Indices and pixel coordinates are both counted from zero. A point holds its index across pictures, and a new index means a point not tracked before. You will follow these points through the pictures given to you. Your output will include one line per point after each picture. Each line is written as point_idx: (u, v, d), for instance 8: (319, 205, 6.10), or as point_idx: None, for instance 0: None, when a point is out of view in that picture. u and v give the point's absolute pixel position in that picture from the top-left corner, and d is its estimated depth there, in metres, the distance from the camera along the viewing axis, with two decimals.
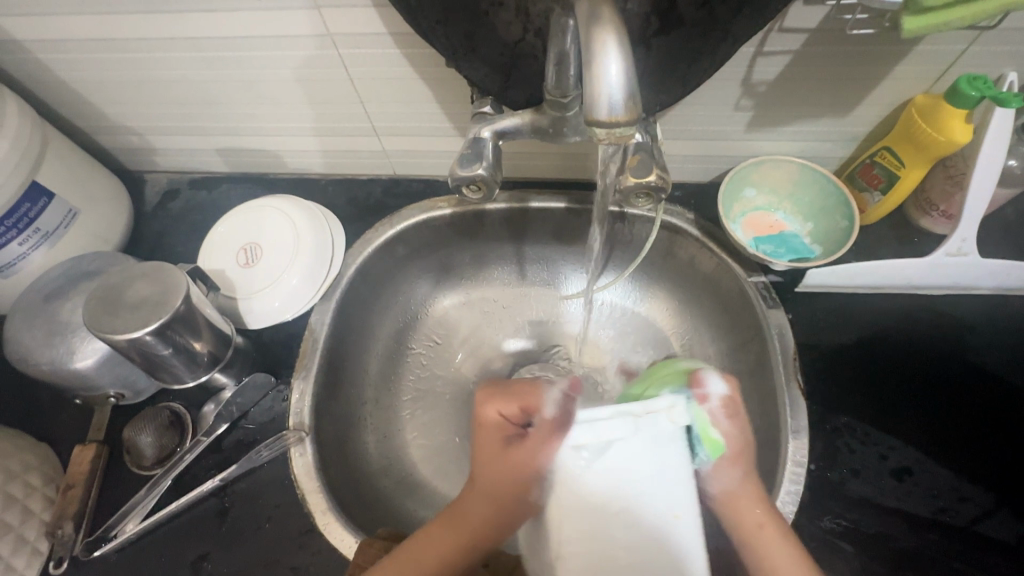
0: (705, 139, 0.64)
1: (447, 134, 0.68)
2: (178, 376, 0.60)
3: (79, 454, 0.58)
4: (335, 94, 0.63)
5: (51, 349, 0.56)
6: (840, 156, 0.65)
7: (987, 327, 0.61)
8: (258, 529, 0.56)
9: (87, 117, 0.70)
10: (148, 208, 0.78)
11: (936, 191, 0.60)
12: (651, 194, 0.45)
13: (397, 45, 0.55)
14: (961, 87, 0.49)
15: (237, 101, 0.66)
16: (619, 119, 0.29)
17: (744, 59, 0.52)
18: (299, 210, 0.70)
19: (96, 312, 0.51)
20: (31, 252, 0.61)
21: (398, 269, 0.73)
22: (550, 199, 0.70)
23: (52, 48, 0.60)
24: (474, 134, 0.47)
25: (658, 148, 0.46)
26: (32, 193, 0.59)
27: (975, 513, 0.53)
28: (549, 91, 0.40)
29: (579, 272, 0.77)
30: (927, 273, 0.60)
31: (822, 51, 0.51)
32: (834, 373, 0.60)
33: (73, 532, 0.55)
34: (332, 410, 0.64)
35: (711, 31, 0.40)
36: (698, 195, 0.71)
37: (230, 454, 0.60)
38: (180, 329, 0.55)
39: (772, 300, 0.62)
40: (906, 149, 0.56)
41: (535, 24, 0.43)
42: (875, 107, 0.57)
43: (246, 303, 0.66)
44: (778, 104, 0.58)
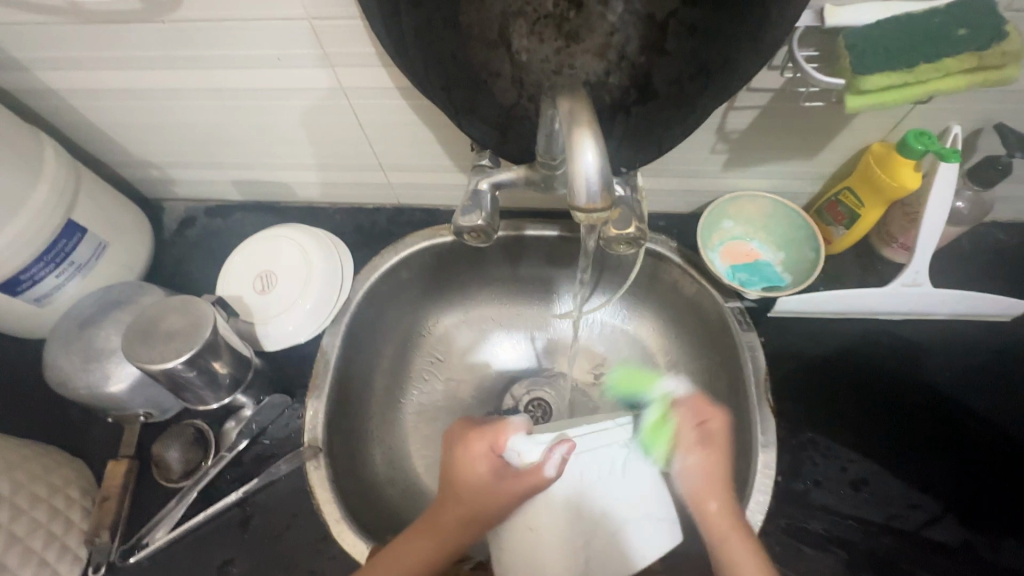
0: (685, 177, 0.69)
1: (448, 170, 0.74)
2: (202, 397, 0.66)
3: (112, 469, 0.64)
4: (345, 136, 0.69)
5: (88, 374, 0.62)
6: (809, 191, 0.71)
7: (940, 349, 0.67)
8: (279, 536, 0.62)
9: (111, 152, 0.75)
10: (167, 235, 0.83)
11: (894, 226, 0.66)
12: (631, 242, 0.51)
13: (403, 97, 0.61)
14: (910, 141, 0.55)
15: (253, 140, 0.71)
16: (596, 205, 0.35)
17: (718, 113, 0.58)
18: (310, 239, 0.75)
19: (134, 342, 0.57)
20: (66, 283, 0.67)
21: (402, 292, 0.79)
22: (543, 229, 0.75)
23: (83, 96, 0.65)
24: (474, 187, 0.53)
25: (638, 200, 0.52)
26: (68, 229, 0.64)
27: (924, 519, 0.59)
28: (540, 154, 0.46)
29: (571, 293, 0.82)
30: (886, 301, 0.66)
31: (787, 106, 0.56)
32: (802, 391, 0.66)
33: (109, 541, 0.60)
34: (344, 425, 0.69)
35: (682, 104, 0.46)
36: (680, 225, 0.76)
37: (251, 467, 0.66)
38: (207, 356, 0.60)
39: (746, 324, 0.67)
40: (866, 191, 0.62)
41: (529, 91, 0.48)
42: (837, 151, 0.63)
43: (263, 328, 0.71)
44: (750, 149, 0.63)
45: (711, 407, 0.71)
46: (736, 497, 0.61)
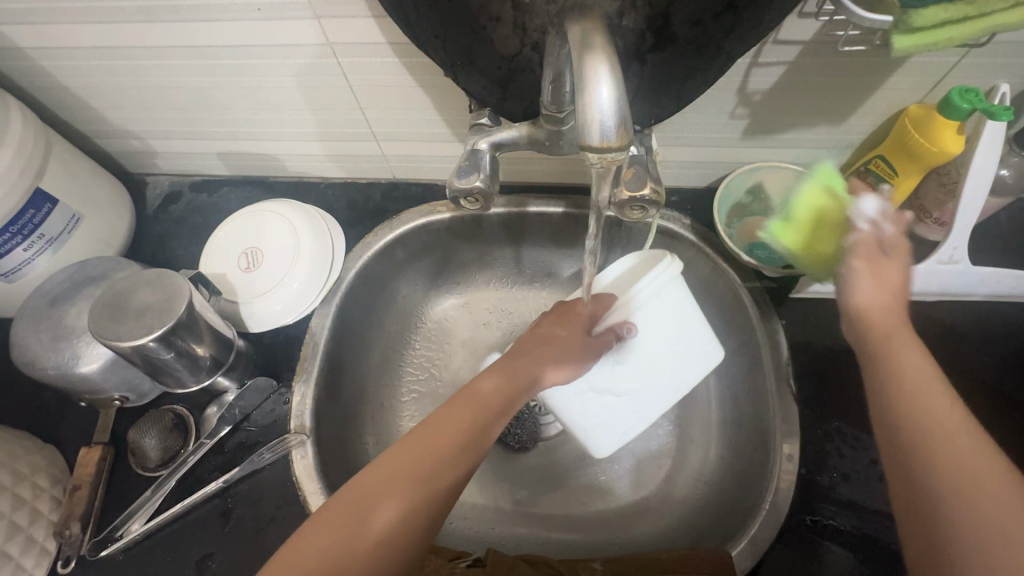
0: (702, 146, 0.64)
1: (447, 140, 0.69)
2: (182, 380, 0.61)
3: (85, 456, 0.60)
4: (334, 101, 0.64)
5: (57, 353, 0.57)
6: (836, 163, 0.66)
7: (976, 333, 0.62)
8: (262, 530, 0.58)
9: (87, 121, 0.71)
10: (150, 212, 0.79)
11: (929, 199, 0.61)
12: (646, 207, 0.45)
13: (396, 54, 0.56)
14: (953, 99, 0.50)
15: (238, 107, 0.66)
16: (611, 144, 0.31)
17: (740, 70, 0.53)
18: (299, 214, 0.71)
19: (101, 319, 0.52)
20: (36, 257, 0.62)
21: (399, 270, 0.74)
22: (548, 204, 0.70)
23: (54, 55, 0.60)
24: (472, 146, 0.48)
25: (653, 161, 0.47)
26: (37, 199, 0.60)
27: None
28: (545, 106, 0.41)
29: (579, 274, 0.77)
30: (919, 281, 0.61)
31: (816, 62, 0.51)
32: (827, 377, 0.61)
33: (81, 532, 0.56)
34: (336, 412, 0.65)
35: (704, 48, 0.40)
36: (694, 200, 0.71)
37: (233, 456, 0.61)
38: (184, 334, 0.56)
39: (765, 305, 0.62)
40: (900, 159, 0.57)
41: (532, 39, 0.42)
42: (870, 115, 0.57)
43: (247, 307, 0.66)
44: (773, 113, 0.58)
45: (727, 395, 0.66)
46: (757, 490, 0.57)
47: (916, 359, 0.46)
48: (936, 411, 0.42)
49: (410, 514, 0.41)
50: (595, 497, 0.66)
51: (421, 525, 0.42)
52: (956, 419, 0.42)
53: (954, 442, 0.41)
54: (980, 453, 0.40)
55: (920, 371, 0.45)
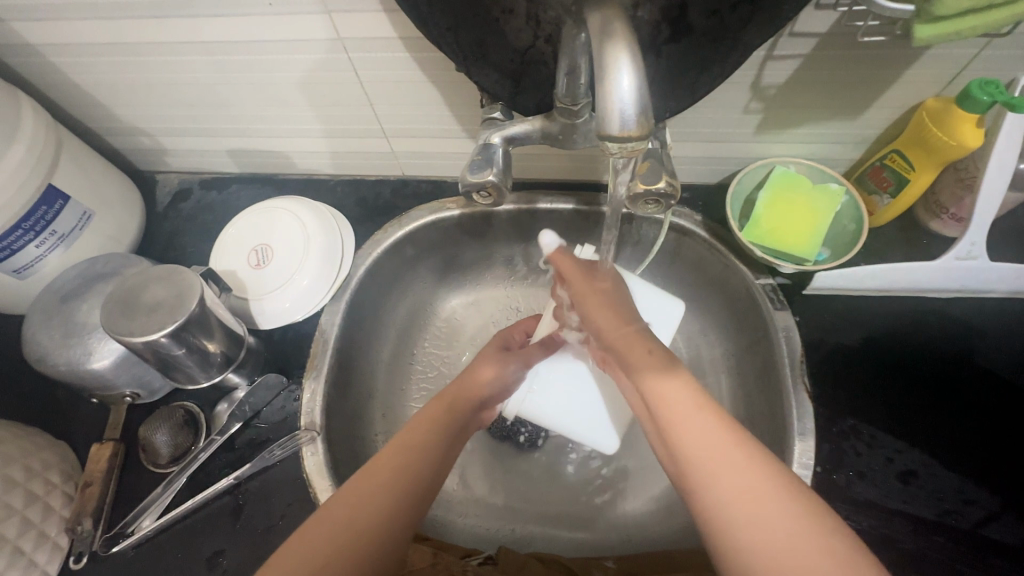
0: (714, 141, 0.63)
1: (456, 137, 0.68)
2: (192, 376, 0.61)
3: (97, 452, 0.60)
4: (344, 97, 0.64)
5: (69, 350, 0.58)
6: (850, 159, 0.65)
7: (995, 330, 0.61)
8: (272, 527, 0.57)
9: (99, 118, 0.71)
10: (160, 209, 0.79)
11: (945, 194, 0.60)
12: (660, 201, 0.45)
13: (407, 49, 0.55)
14: (972, 92, 0.49)
15: (248, 104, 0.66)
16: (631, 133, 0.31)
17: (754, 64, 0.52)
18: (309, 211, 0.70)
19: (113, 314, 0.52)
20: (48, 254, 0.63)
21: (408, 267, 0.73)
22: (558, 201, 0.69)
23: (66, 52, 0.60)
24: (484, 141, 0.48)
25: (667, 155, 0.47)
26: (49, 196, 0.60)
27: (980, 516, 0.53)
28: (560, 98, 0.41)
29: None
30: (936, 277, 0.60)
31: (832, 54, 0.51)
32: (841, 374, 0.60)
33: (92, 528, 0.56)
34: (346, 409, 0.64)
35: (721, 39, 0.40)
36: (706, 196, 0.71)
37: (243, 453, 0.61)
38: (195, 330, 0.56)
39: (779, 302, 0.61)
40: (916, 153, 0.56)
41: (546, 31, 0.42)
42: (886, 109, 0.57)
43: (257, 304, 0.66)
44: (787, 108, 0.57)
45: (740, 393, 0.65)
46: None
47: (699, 416, 0.41)
48: (728, 473, 0.37)
49: (394, 509, 0.41)
50: (605, 496, 0.66)
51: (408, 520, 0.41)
52: (757, 476, 0.37)
53: (756, 512, 0.35)
54: (789, 521, 0.34)
55: (713, 427, 0.40)
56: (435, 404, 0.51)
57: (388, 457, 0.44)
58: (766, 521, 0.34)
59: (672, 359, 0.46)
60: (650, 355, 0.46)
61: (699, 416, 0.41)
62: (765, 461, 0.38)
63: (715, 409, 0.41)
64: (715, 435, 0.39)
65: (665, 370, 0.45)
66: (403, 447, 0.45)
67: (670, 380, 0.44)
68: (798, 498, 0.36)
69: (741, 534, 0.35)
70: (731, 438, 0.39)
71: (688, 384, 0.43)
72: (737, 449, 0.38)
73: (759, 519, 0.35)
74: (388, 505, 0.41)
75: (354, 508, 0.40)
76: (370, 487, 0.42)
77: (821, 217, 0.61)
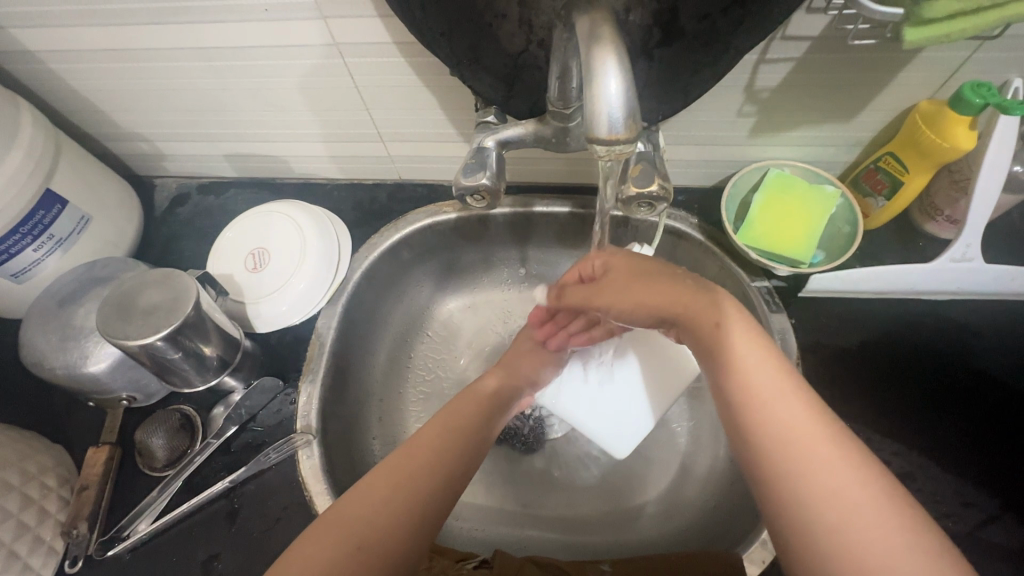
0: (708, 145, 0.63)
1: (453, 141, 0.69)
2: (188, 380, 0.61)
3: (93, 455, 0.60)
4: (340, 102, 0.64)
5: (66, 353, 0.58)
6: (845, 161, 0.65)
7: (992, 332, 0.61)
8: (268, 530, 0.57)
9: (97, 123, 0.72)
10: (158, 214, 0.79)
11: (940, 196, 0.60)
12: (653, 204, 0.45)
13: (401, 54, 0.56)
14: (964, 94, 0.49)
15: (245, 108, 0.67)
16: (619, 137, 0.31)
17: (747, 67, 0.52)
18: (305, 215, 0.71)
19: (108, 318, 0.53)
20: (46, 258, 0.63)
21: (405, 271, 0.74)
22: (553, 204, 0.69)
23: (64, 58, 0.61)
24: (478, 144, 0.48)
25: (660, 158, 0.47)
26: (47, 200, 0.61)
27: (978, 519, 0.53)
28: (552, 102, 0.41)
29: None
30: (931, 279, 0.60)
31: (824, 58, 0.51)
32: (837, 377, 0.60)
33: (87, 532, 0.56)
34: (342, 412, 0.64)
35: (712, 43, 0.40)
36: (701, 199, 0.71)
37: (239, 456, 0.61)
38: (191, 333, 0.56)
39: (775, 305, 0.61)
40: (911, 155, 0.56)
41: (539, 36, 0.42)
42: (879, 112, 0.57)
43: (254, 308, 0.67)
44: (781, 111, 0.58)
45: None
46: None
47: (764, 367, 0.39)
48: (794, 425, 0.36)
49: (414, 510, 0.42)
50: (601, 499, 0.66)
51: (428, 523, 0.42)
52: (821, 434, 0.36)
53: (820, 467, 0.34)
54: (852, 481, 0.33)
55: (776, 379, 0.39)
56: (461, 404, 0.52)
57: (409, 460, 0.45)
58: (830, 480, 0.34)
59: (728, 305, 0.44)
60: (704, 301, 0.44)
61: (762, 369, 0.39)
62: (828, 422, 0.37)
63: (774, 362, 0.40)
64: (780, 385, 0.38)
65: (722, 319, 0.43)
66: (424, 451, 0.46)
67: (720, 329, 0.42)
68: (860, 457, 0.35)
69: (806, 488, 0.34)
70: (792, 392, 0.38)
71: (749, 331, 0.42)
72: (799, 403, 0.37)
73: (823, 474, 0.34)
74: (407, 505, 0.42)
75: (373, 508, 0.41)
76: (390, 488, 0.42)
77: (815, 220, 0.61)
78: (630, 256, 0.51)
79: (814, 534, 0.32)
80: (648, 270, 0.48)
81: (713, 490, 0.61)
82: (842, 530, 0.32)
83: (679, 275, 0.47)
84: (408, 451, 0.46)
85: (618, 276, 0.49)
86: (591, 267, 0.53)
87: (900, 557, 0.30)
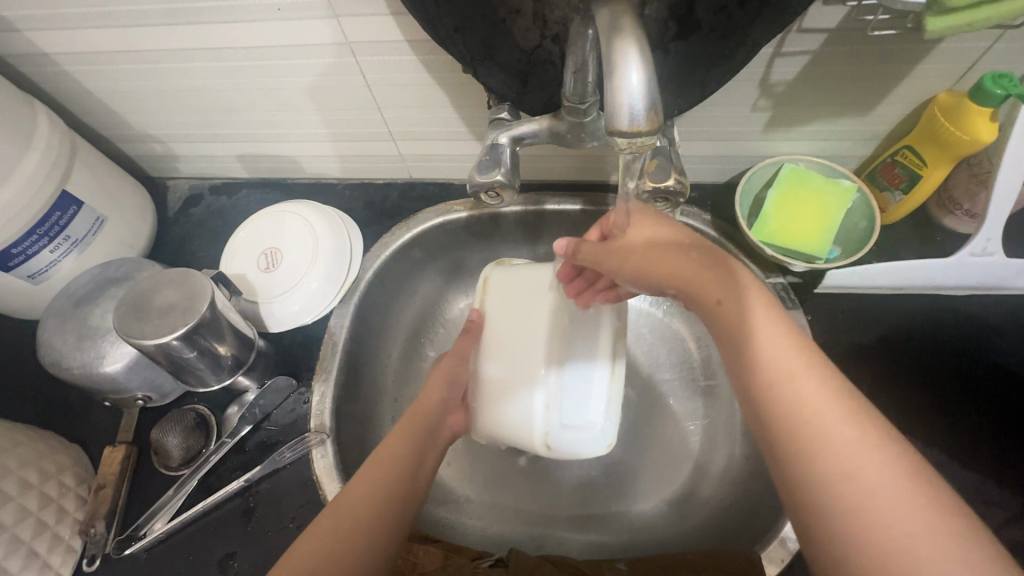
0: (722, 140, 0.63)
1: (464, 139, 0.69)
2: (204, 379, 0.61)
3: (110, 455, 0.60)
4: (351, 101, 0.64)
5: (82, 353, 0.58)
6: (861, 156, 0.64)
7: (1013, 328, 0.60)
8: (283, 529, 0.57)
9: (111, 125, 0.72)
10: (170, 215, 0.80)
11: (959, 190, 0.59)
12: (669, 199, 0.46)
13: (414, 52, 0.56)
14: (985, 85, 0.48)
15: (257, 108, 0.67)
16: (641, 128, 0.31)
17: (763, 60, 0.52)
18: (317, 215, 0.71)
19: (125, 318, 0.53)
20: (62, 259, 0.63)
21: (416, 270, 0.74)
22: (565, 201, 0.69)
23: (79, 60, 0.61)
24: (492, 141, 0.48)
25: (676, 153, 0.46)
26: (63, 201, 0.61)
27: (1001, 517, 0.52)
28: (567, 97, 0.41)
29: None
30: (950, 275, 0.60)
31: (841, 50, 0.50)
32: (855, 374, 0.59)
33: (105, 531, 0.57)
34: (355, 411, 0.64)
35: (730, 36, 0.40)
36: (714, 195, 0.70)
37: (254, 455, 0.61)
38: (206, 333, 0.56)
39: (791, 302, 0.61)
40: (929, 149, 0.55)
41: (554, 31, 0.42)
42: (897, 105, 0.56)
43: (267, 307, 0.67)
44: (796, 104, 0.57)
45: None
46: None
47: (779, 343, 0.36)
48: (814, 411, 0.33)
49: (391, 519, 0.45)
50: (615, 498, 0.65)
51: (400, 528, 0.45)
52: (836, 413, 0.33)
53: (842, 451, 0.32)
54: (873, 462, 0.31)
55: (795, 356, 0.35)
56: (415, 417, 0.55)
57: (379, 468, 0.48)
58: (853, 463, 0.31)
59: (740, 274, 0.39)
60: (713, 271, 0.40)
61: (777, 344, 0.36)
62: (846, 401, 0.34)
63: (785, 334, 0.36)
64: (796, 362, 0.35)
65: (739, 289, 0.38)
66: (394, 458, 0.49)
67: (723, 307, 0.38)
68: (880, 436, 0.32)
69: (823, 473, 0.32)
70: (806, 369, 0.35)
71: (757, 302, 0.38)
72: (812, 380, 0.34)
73: (845, 461, 0.31)
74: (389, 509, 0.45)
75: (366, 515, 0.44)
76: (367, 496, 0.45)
77: (832, 215, 0.60)
78: (644, 229, 0.45)
79: (829, 521, 0.31)
80: (665, 240, 0.43)
81: (729, 489, 0.61)
82: (860, 513, 0.30)
83: (684, 246, 0.42)
84: (380, 459, 0.49)
85: (636, 234, 0.45)
86: (613, 222, 0.48)
87: (915, 541, 0.29)
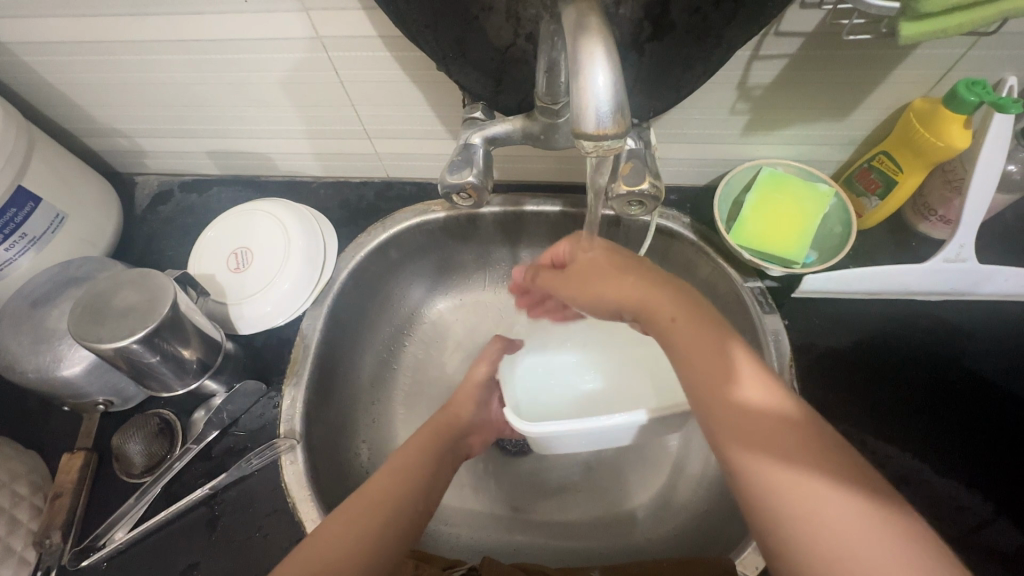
0: (701, 143, 0.62)
1: (440, 137, 0.67)
2: (168, 383, 0.59)
3: (68, 462, 0.58)
4: (324, 97, 0.62)
5: (38, 356, 0.56)
6: (839, 160, 0.65)
7: (985, 332, 0.61)
8: (249, 538, 0.55)
9: (74, 118, 0.70)
10: (138, 212, 0.77)
11: (934, 195, 0.59)
12: (644, 202, 0.44)
13: (388, 48, 0.54)
14: (960, 92, 0.48)
15: (226, 103, 0.65)
16: (608, 131, 0.30)
17: (740, 63, 0.51)
18: (290, 213, 0.69)
19: (81, 321, 0.51)
20: (18, 258, 0.61)
21: (393, 270, 0.72)
22: (545, 203, 0.68)
23: (36, 50, 0.59)
24: (465, 141, 0.47)
25: (651, 155, 0.46)
26: (19, 197, 0.59)
27: (973, 521, 0.53)
28: (541, 97, 0.40)
29: None
30: (925, 279, 0.60)
31: (818, 55, 0.50)
32: (831, 379, 0.59)
33: (61, 541, 0.54)
34: (328, 415, 0.63)
35: (705, 37, 0.39)
36: (695, 198, 0.69)
37: (221, 461, 0.59)
38: (168, 336, 0.54)
39: (768, 305, 0.60)
40: (904, 155, 0.56)
41: (527, 29, 0.41)
42: (873, 110, 0.56)
43: (237, 309, 0.65)
44: (774, 108, 0.57)
45: None
46: None
47: (759, 426, 0.35)
48: (832, 517, 0.31)
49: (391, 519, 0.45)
50: (592, 504, 0.64)
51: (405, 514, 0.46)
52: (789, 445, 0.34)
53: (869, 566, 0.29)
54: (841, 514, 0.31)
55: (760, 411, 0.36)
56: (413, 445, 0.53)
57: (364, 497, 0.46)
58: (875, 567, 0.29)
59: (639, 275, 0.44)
60: (716, 364, 0.38)
61: (739, 422, 0.35)
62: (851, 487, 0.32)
63: (780, 444, 0.34)
64: (764, 443, 0.34)
65: (729, 372, 0.37)
66: (385, 486, 0.47)
67: (676, 324, 0.40)
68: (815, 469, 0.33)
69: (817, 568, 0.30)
70: (776, 450, 0.34)
71: (707, 346, 0.39)
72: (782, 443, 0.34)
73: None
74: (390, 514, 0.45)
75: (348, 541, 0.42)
76: (342, 529, 0.43)
77: (809, 218, 0.60)
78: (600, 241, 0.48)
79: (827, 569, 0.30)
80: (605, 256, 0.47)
81: (705, 493, 0.60)
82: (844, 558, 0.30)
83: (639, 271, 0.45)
84: (361, 495, 0.46)
85: (575, 279, 0.47)
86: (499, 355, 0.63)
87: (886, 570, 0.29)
